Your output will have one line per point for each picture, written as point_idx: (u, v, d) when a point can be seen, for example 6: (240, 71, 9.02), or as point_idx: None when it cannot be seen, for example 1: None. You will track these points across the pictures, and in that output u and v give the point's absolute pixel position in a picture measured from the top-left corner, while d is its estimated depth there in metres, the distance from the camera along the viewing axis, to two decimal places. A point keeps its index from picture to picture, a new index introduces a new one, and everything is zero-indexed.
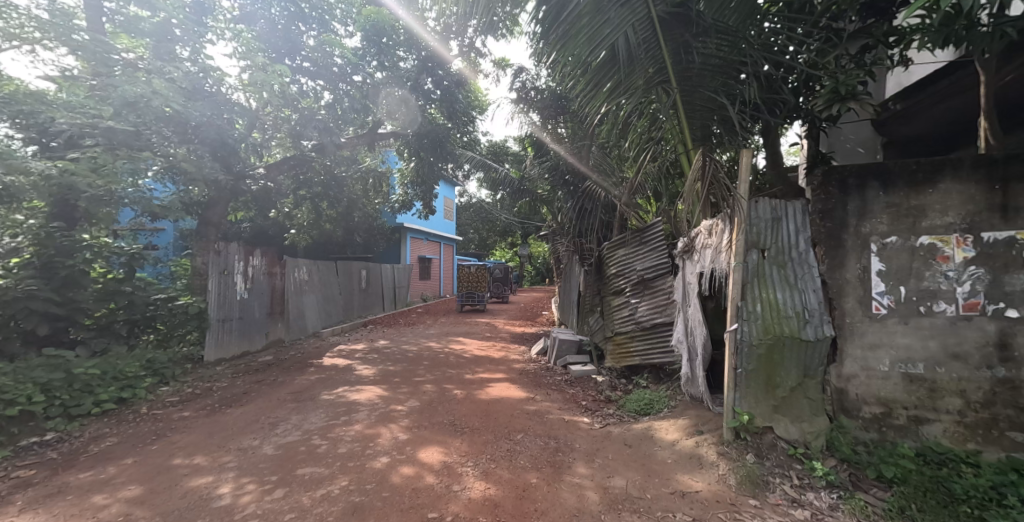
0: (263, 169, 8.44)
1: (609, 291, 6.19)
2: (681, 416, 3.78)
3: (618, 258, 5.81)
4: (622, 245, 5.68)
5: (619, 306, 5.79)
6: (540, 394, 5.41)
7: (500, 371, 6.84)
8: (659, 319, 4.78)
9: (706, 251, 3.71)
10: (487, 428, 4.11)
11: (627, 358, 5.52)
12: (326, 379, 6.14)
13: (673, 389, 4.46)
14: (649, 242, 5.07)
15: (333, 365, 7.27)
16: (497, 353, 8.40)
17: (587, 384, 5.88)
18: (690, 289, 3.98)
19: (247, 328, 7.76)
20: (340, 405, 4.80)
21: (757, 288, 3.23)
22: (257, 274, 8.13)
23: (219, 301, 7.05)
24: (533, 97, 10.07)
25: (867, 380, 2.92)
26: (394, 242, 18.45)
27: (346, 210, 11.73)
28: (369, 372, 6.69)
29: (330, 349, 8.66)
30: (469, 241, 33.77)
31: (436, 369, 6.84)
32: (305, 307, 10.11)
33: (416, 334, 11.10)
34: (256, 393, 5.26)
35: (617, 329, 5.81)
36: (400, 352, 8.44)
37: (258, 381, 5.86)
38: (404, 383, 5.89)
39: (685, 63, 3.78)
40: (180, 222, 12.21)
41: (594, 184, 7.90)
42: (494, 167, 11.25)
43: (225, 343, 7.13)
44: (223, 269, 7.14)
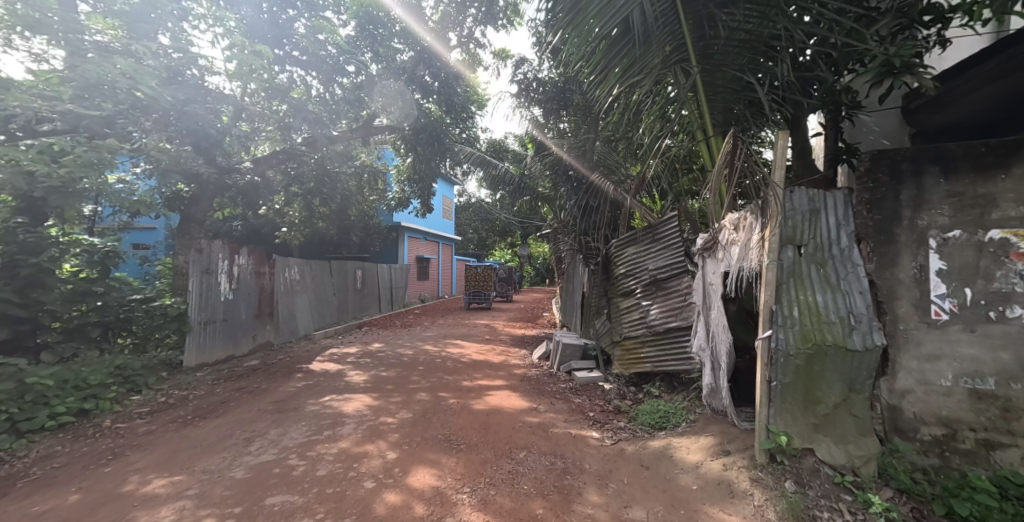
0: (250, 163, 8.01)
1: (617, 293, 5.81)
2: (703, 433, 3.38)
3: (627, 258, 5.41)
4: (632, 243, 5.29)
5: (629, 308, 5.43)
6: (544, 404, 5.02)
7: (499, 377, 6.45)
8: (674, 324, 4.40)
9: (732, 248, 3.31)
10: (486, 444, 3.72)
11: (638, 365, 5.14)
12: (314, 386, 5.74)
13: (690, 400, 4.07)
14: (661, 241, 4.68)
15: (323, 370, 6.87)
16: (497, 357, 8.01)
17: (593, 392, 5.49)
18: (712, 290, 3.60)
19: (233, 331, 7.33)
20: (325, 416, 4.40)
21: (793, 290, 2.83)
22: (244, 274, 7.71)
23: (201, 303, 6.61)
24: (535, 91, 9.73)
25: (925, 396, 2.52)
26: (392, 242, 18.06)
27: (341, 207, 11.35)
28: (360, 378, 6.29)
29: (321, 353, 8.25)
30: (468, 241, 33.41)
31: (431, 375, 6.44)
32: (296, 308, 9.70)
33: (413, 336, 10.71)
34: (235, 402, 4.87)
35: (627, 333, 5.46)
36: (394, 356, 8.05)
37: (240, 389, 5.47)
38: (397, 391, 5.49)
39: (707, 39, 3.41)
40: (169, 220, 11.83)
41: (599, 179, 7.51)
42: (494, 164, 10.87)
43: (208, 347, 6.70)
44: (206, 268, 6.71)
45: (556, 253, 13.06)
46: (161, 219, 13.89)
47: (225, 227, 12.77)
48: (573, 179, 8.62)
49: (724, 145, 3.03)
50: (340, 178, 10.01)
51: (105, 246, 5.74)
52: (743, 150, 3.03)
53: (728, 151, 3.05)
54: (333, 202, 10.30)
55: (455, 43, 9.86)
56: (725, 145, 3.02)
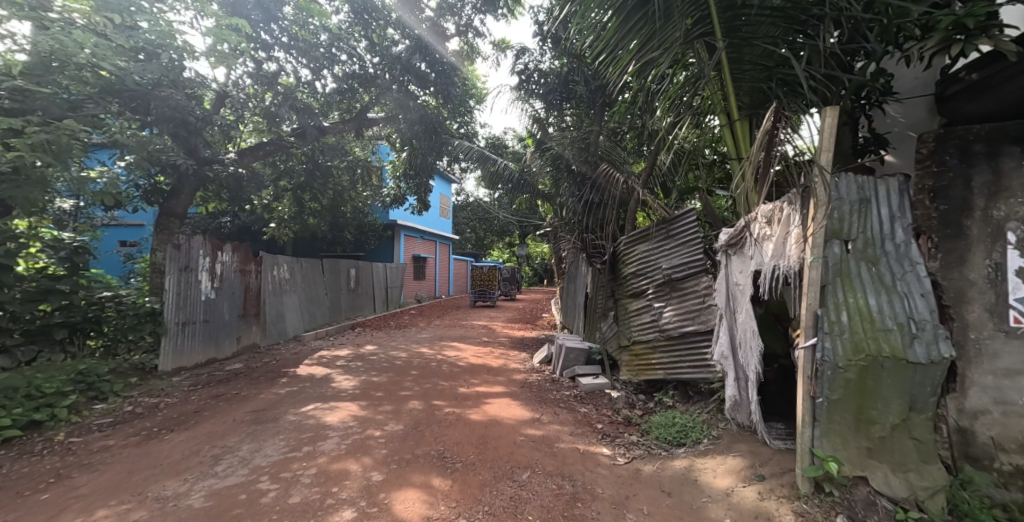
0: (234, 154, 7.57)
1: (626, 294, 5.43)
2: (730, 452, 3.00)
3: (637, 256, 5.03)
4: (642, 240, 4.89)
5: (638, 310, 5.06)
6: (547, 414, 4.63)
7: (499, 383, 6.06)
8: (691, 327, 4.05)
9: (764, 243, 2.92)
10: (483, 463, 3.32)
11: (650, 372, 4.80)
12: (299, 393, 5.34)
13: (711, 413, 3.68)
14: (677, 237, 4.30)
15: (310, 375, 6.45)
16: (495, 360, 7.62)
17: (600, 401, 5.12)
18: (740, 292, 3.21)
19: (215, 333, 6.88)
20: (306, 429, 3.99)
21: (841, 292, 2.44)
22: (228, 272, 7.26)
23: (180, 302, 6.14)
24: (536, 82, 9.34)
25: (1003, 418, 2.14)
26: (388, 240, 17.61)
27: (333, 203, 10.91)
28: (349, 384, 5.88)
29: (310, 356, 7.84)
30: (466, 241, 32.95)
31: (426, 381, 6.04)
32: (285, 308, 9.27)
33: (408, 338, 10.29)
34: (210, 412, 4.47)
35: (636, 336, 5.10)
36: (387, 359, 7.65)
37: (217, 397, 5.05)
38: (388, 399, 5.09)
39: (736, 10, 3.01)
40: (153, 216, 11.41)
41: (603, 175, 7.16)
42: (493, 160, 10.45)
43: (187, 350, 6.24)
44: (185, 265, 6.25)
45: (556, 252, 12.66)
46: (146, 215, 13.41)
47: (214, 223, 12.41)
48: (577, 174, 8.20)
49: (763, 123, 2.59)
50: (332, 172, 9.59)
51: (73, 241, 5.36)
52: (783, 130, 2.62)
53: (768, 131, 2.62)
54: (324, 197, 9.88)
55: (453, 32, 9.47)
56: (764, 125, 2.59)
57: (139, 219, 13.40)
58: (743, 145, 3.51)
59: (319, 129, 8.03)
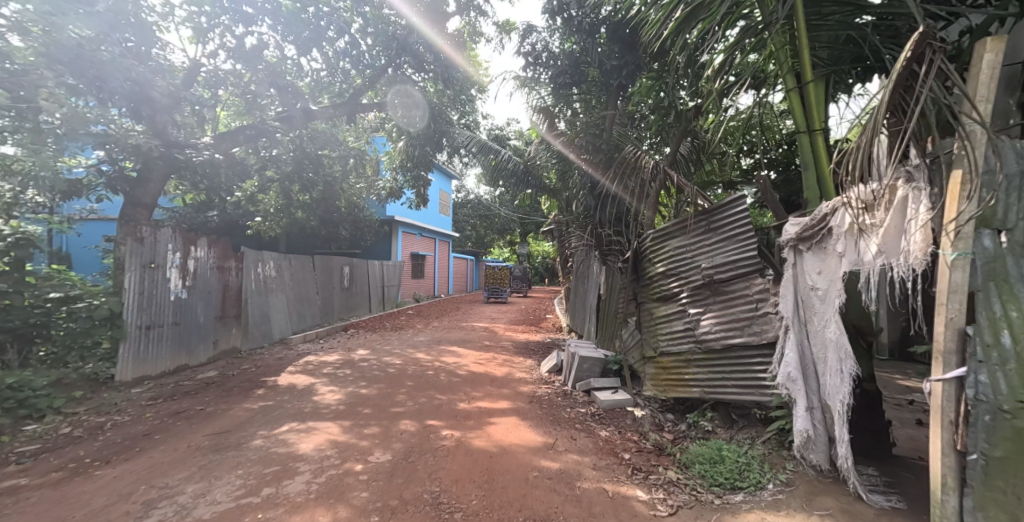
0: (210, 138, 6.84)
1: (651, 297, 4.73)
2: (813, 508, 2.29)
3: (665, 254, 4.31)
4: (674, 234, 4.15)
5: (666, 317, 4.36)
6: (561, 440, 3.93)
7: (503, 397, 5.34)
8: (738, 340, 3.37)
9: (862, 236, 2.20)
10: (490, 514, 2.60)
11: (681, 389, 4.14)
12: (274, 409, 4.63)
13: (771, 448, 2.99)
14: (721, 232, 3.59)
15: (290, 385, 5.73)
16: (498, 368, 6.93)
17: (621, 420, 4.42)
18: (824, 299, 2.51)
19: (187, 339, 6.17)
20: (271, 461, 3.27)
21: (998, 304, 1.67)
22: (203, 269, 6.55)
23: (142, 303, 5.39)
24: (544, 63, 8.62)
25: None
26: (384, 236, 16.85)
27: (324, 195, 10.17)
28: (333, 397, 5.16)
29: (295, 362, 7.12)
30: (466, 239, 32.16)
31: (420, 394, 5.33)
32: (270, 308, 8.57)
33: (403, 341, 9.60)
34: (163, 435, 3.74)
35: (663, 347, 4.41)
36: (379, 367, 6.95)
37: (177, 414, 4.33)
38: (376, 419, 4.38)
39: None
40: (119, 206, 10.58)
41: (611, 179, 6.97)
42: (496, 150, 9.69)
43: (150, 357, 5.49)
44: (149, 261, 5.53)
45: (562, 250, 11.96)
46: (116, 203, 12.56)
47: (201, 217, 12.02)
48: (591, 164, 7.49)
49: (896, 63, 1.69)
50: (322, 161, 8.88)
51: (13, 232, 4.54)
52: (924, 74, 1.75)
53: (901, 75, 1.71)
54: (314, 188, 9.16)
55: (454, 10, 8.76)
56: (896, 66, 1.70)
57: (112, 212, 12.99)
58: (818, 115, 2.78)
59: (306, 111, 7.32)
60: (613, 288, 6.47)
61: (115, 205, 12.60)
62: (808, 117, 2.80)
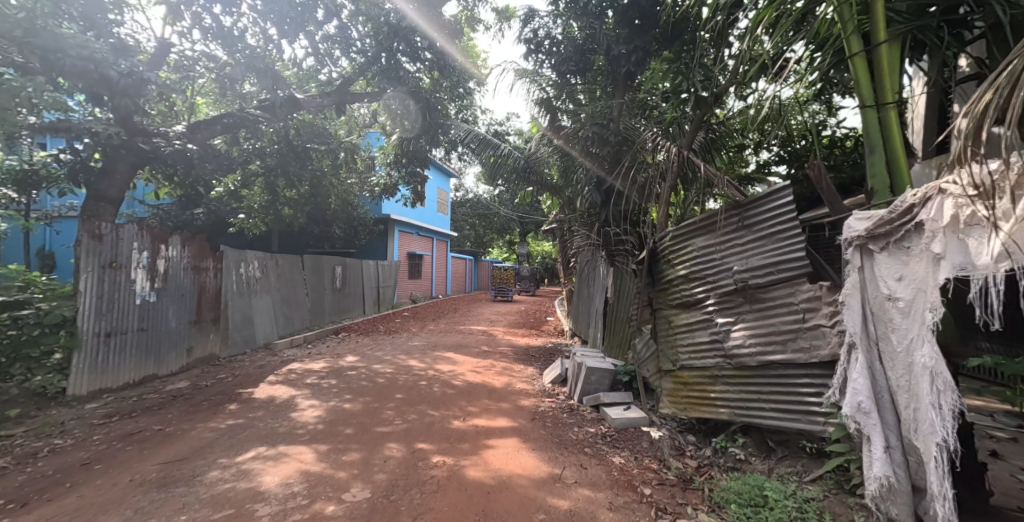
0: (183, 126, 6.30)
1: (669, 303, 4.20)
2: None
3: (687, 254, 3.77)
4: (699, 233, 3.61)
5: (689, 326, 3.84)
6: (569, 469, 3.40)
7: (502, 413, 4.82)
8: (779, 357, 2.85)
9: (973, 232, 1.62)
10: None
11: (705, 409, 3.64)
12: (242, 429, 4.09)
13: (826, 490, 2.47)
14: (757, 231, 3.05)
15: (268, 398, 5.19)
16: (497, 378, 6.40)
17: (637, 444, 3.90)
18: (907, 315, 1.95)
19: (156, 348, 5.63)
20: (224, 502, 2.72)
21: None
22: (174, 269, 6.01)
23: (100, 308, 4.85)
24: (546, 50, 8.14)
25: None
26: (380, 235, 16.31)
27: (313, 191, 9.64)
28: (313, 414, 4.63)
29: (277, 371, 6.59)
30: (465, 238, 31.57)
31: (409, 410, 4.80)
32: (253, 311, 8.03)
33: (396, 346, 9.06)
34: (104, 465, 3.20)
35: (685, 359, 3.88)
36: (368, 376, 6.43)
37: (130, 436, 3.79)
38: (357, 442, 3.84)
39: None
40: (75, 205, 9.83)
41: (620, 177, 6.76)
42: (495, 144, 9.17)
43: (110, 368, 4.94)
44: (110, 261, 4.99)
45: (564, 250, 11.44)
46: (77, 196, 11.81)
47: (186, 214, 11.71)
48: (601, 159, 7.04)
49: None
50: (310, 154, 8.38)
51: None
52: None
53: None
54: (302, 184, 8.61)
55: None
56: None
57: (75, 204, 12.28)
58: (889, 84, 2.23)
59: (290, 99, 6.82)
60: (624, 293, 6.02)
61: (76, 198, 11.88)
62: (862, 91, 2.28)
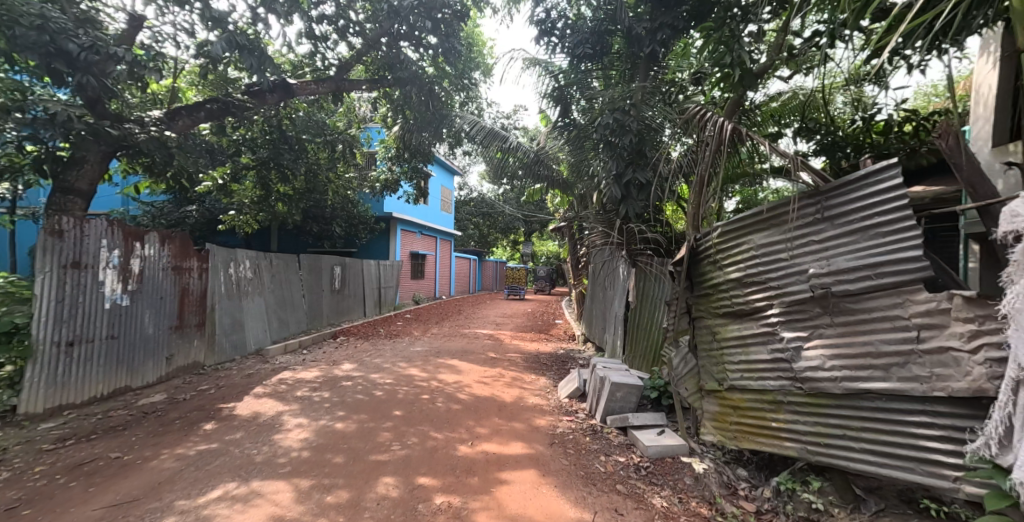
0: (161, 112, 5.72)
1: (715, 311, 3.58)
2: None
3: (741, 254, 3.14)
4: (761, 228, 2.98)
5: (742, 340, 3.21)
6: (602, 516, 2.79)
7: (515, 437, 4.23)
8: (878, 385, 2.21)
9: None
10: None
11: (763, 442, 3.00)
12: (214, 457, 3.49)
13: None
14: (843, 224, 2.41)
15: (251, 415, 4.61)
16: (507, 391, 5.80)
17: (677, 479, 3.28)
18: None
19: (130, 357, 5.07)
20: None
21: None
22: (152, 270, 5.44)
23: (61, 314, 4.27)
24: (559, 33, 7.54)
25: None
26: (382, 234, 15.76)
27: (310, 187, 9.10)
28: (300, 436, 4.04)
29: (266, 381, 6.02)
30: (468, 238, 30.88)
31: (409, 433, 4.21)
32: (243, 315, 7.48)
33: (397, 351, 8.49)
34: (35, 510, 2.61)
35: (737, 380, 3.25)
36: (365, 388, 5.85)
37: (79, 466, 3.21)
38: (348, 476, 3.24)
39: None
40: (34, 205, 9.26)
41: (641, 172, 6.22)
42: (502, 136, 8.55)
43: (70, 381, 4.35)
44: (73, 260, 4.42)
45: (575, 250, 10.84)
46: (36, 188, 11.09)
47: (179, 212, 11.24)
48: (620, 150, 6.40)
49: None
50: (305, 146, 7.83)
51: None
52: None
53: None
54: (297, 178, 8.07)
55: None
56: None
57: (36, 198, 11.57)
58: None
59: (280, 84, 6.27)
60: (659, 302, 5.42)
61: (37, 191, 11.18)
62: None
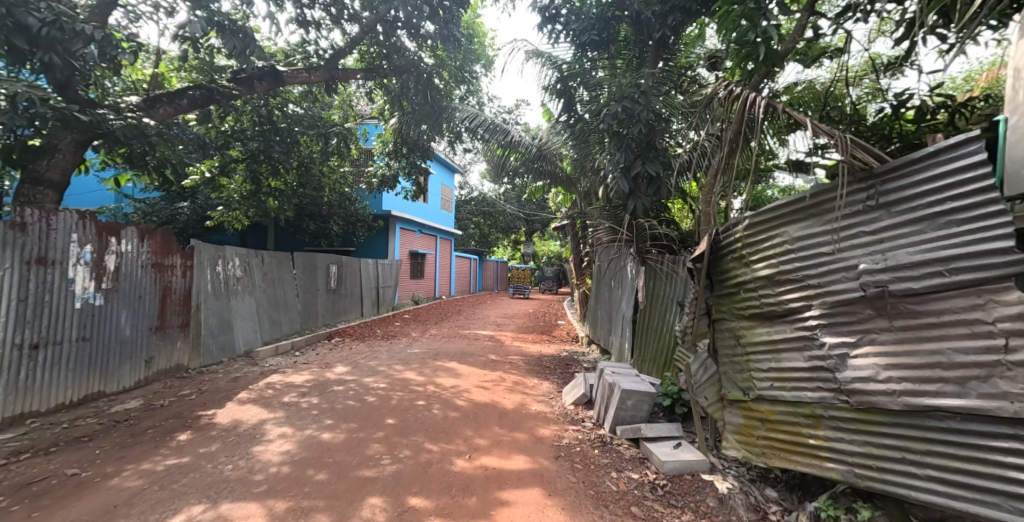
0: (139, 98, 5.37)
1: (739, 313, 3.22)
2: None
3: (773, 247, 2.78)
4: (797, 218, 2.61)
5: (772, 345, 2.85)
6: None
7: (517, 449, 3.87)
8: (950, 403, 1.84)
9: None
10: None
11: (798, 461, 2.64)
12: (183, 474, 3.13)
13: None
14: (903, 212, 2.05)
15: (231, 424, 4.25)
16: (508, 397, 5.45)
17: (699, 501, 2.92)
18: None
19: (104, 360, 4.74)
20: None
21: None
22: (129, 267, 5.10)
23: (24, 314, 3.94)
24: (563, 19, 7.20)
25: None
26: (380, 232, 15.42)
27: (302, 181, 8.77)
28: (282, 449, 3.68)
29: (253, 385, 5.68)
30: (469, 237, 30.51)
31: (401, 444, 3.86)
32: (232, 315, 7.14)
33: (393, 353, 8.15)
34: None
35: (766, 390, 2.90)
36: (357, 393, 5.50)
37: (28, 485, 2.85)
38: (330, 496, 2.88)
39: None
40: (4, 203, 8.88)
41: (651, 165, 5.88)
42: (503, 128, 8.19)
43: (34, 387, 4.01)
44: (38, 256, 4.08)
45: (578, 248, 10.49)
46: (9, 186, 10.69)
47: (170, 209, 10.92)
48: (629, 140, 6.04)
49: None
50: (297, 139, 7.50)
51: None
52: None
53: None
54: (288, 172, 7.73)
55: None
56: None
57: None
58: None
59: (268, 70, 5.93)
60: (672, 302, 5.08)
61: None
62: None
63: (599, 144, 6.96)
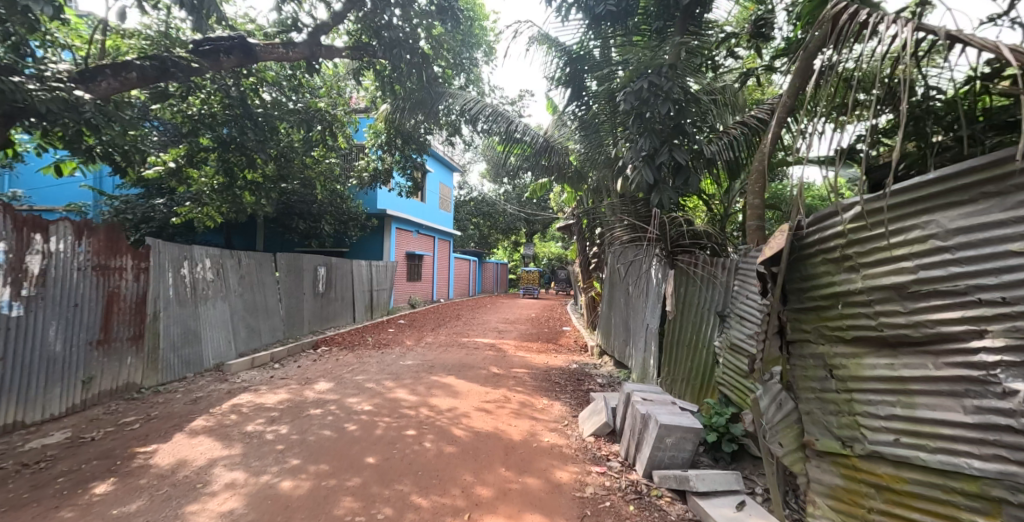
0: (74, 69, 4.54)
1: (838, 335, 2.36)
2: None
3: (907, 244, 1.94)
4: (958, 202, 1.74)
5: (901, 384, 1.98)
6: None
7: (530, 504, 3.02)
8: None
9: None
10: None
11: None
12: None
13: None
14: None
15: (171, 467, 3.40)
16: (515, 424, 4.59)
17: None
18: None
19: (22, 385, 3.88)
20: None
21: None
22: (60, 271, 4.26)
23: None
24: None
25: None
26: (375, 232, 14.57)
27: (283, 175, 7.88)
28: (221, 507, 2.82)
29: (215, 409, 4.82)
30: (469, 239, 29.63)
31: (380, 499, 3.00)
32: (201, 323, 6.30)
33: (383, 365, 7.28)
34: None
35: (885, 445, 2.04)
36: (335, 419, 4.64)
37: None
38: None
39: None
40: None
41: (679, 151, 5.08)
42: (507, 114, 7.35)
43: None
44: None
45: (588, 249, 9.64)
46: None
47: (146, 206, 10.06)
48: (654, 123, 5.19)
49: None
50: (275, 126, 6.71)
51: None
52: None
53: None
54: (265, 163, 6.88)
55: None
56: None
57: None
58: None
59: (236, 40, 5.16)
60: (710, 311, 4.25)
61: None
62: None
63: (614, 131, 6.13)
